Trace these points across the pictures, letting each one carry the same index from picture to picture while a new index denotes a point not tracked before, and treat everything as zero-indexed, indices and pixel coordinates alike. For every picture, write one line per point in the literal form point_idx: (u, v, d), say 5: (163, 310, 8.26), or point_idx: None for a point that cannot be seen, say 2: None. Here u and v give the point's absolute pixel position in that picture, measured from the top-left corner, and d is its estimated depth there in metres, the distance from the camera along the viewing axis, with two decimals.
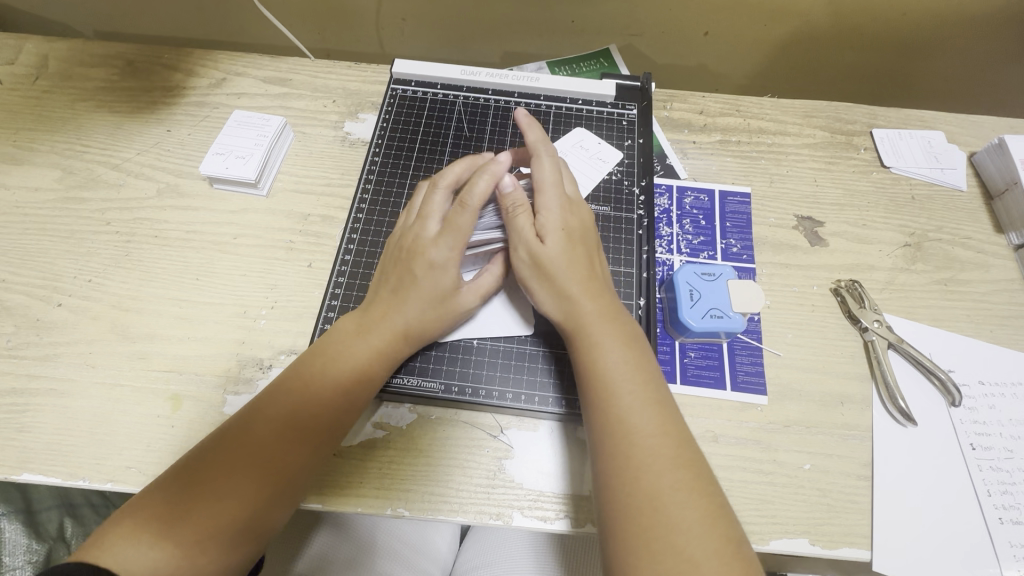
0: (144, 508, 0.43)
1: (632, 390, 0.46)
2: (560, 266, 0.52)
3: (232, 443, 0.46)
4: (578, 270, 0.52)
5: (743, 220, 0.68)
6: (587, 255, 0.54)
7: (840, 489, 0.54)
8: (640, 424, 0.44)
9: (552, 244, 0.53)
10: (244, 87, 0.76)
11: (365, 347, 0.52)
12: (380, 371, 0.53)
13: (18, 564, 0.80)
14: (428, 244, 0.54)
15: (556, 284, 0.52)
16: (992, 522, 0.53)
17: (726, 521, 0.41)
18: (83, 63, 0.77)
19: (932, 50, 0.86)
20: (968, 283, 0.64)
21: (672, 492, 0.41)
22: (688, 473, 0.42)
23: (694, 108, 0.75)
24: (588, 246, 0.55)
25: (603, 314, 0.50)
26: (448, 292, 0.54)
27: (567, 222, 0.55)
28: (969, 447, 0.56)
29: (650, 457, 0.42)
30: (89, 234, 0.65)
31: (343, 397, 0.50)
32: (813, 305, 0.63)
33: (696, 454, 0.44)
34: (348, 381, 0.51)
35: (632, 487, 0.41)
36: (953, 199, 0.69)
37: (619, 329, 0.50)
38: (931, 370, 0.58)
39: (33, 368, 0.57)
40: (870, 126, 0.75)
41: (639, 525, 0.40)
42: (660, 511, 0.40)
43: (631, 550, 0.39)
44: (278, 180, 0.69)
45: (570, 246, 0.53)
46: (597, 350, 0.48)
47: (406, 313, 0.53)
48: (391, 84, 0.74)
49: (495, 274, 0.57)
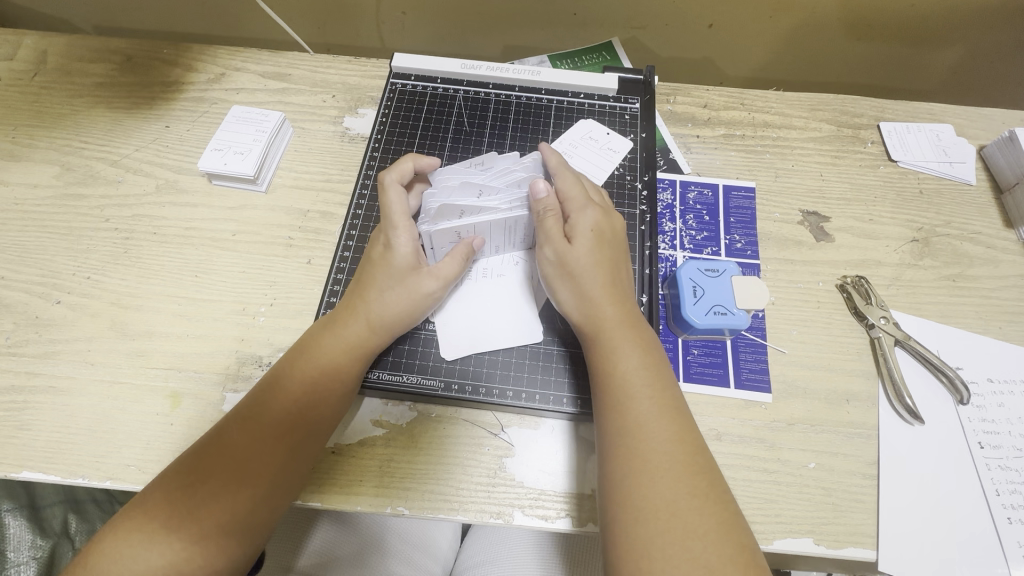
0: (133, 519, 0.43)
1: (648, 396, 0.45)
2: (587, 266, 0.52)
3: (207, 449, 0.46)
4: (602, 271, 0.52)
5: (747, 215, 0.67)
6: (613, 259, 0.53)
7: (845, 488, 0.53)
8: (655, 428, 0.43)
9: (580, 244, 0.52)
10: (243, 82, 0.75)
11: (337, 337, 0.52)
12: (354, 364, 0.52)
13: (24, 559, 0.81)
14: (385, 231, 0.56)
15: (582, 284, 0.51)
16: (1000, 522, 0.52)
17: (739, 529, 0.40)
18: (81, 59, 0.76)
19: (942, 42, 0.85)
20: (977, 279, 0.63)
21: (687, 500, 0.40)
22: (704, 480, 0.41)
23: (698, 102, 0.74)
24: (617, 251, 0.54)
25: (629, 317, 0.50)
26: (412, 275, 0.54)
27: (599, 223, 0.54)
28: (977, 445, 0.55)
29: (666, 462, 0.42)
30: (89, 231, 0.65)
31: (317, 391, 0.50)
32: (819, 302, 0.62)
33: (710, 462, 0.43)
34: (313, 374, 0.50)
35: (647, 491, 0.41)
36: (962, 193, 0.68)
37: (637, 333, 0.49)
38: (939, 368, 0.57)
39: (32, 366, 0.57)
40: (877, 120, 0.73)
41: (655, 530, 0.39)
42: (677, 516, 0.39)
43: (642, 554, 0.39)
44: (277, 176, 0.68)
45: (600, 248, 0.53)
46: (614, 352, 0.48)
47: (375, 300, 0.53)
48: (391, 78, 0.73)
49: (456, 260, 0.55)
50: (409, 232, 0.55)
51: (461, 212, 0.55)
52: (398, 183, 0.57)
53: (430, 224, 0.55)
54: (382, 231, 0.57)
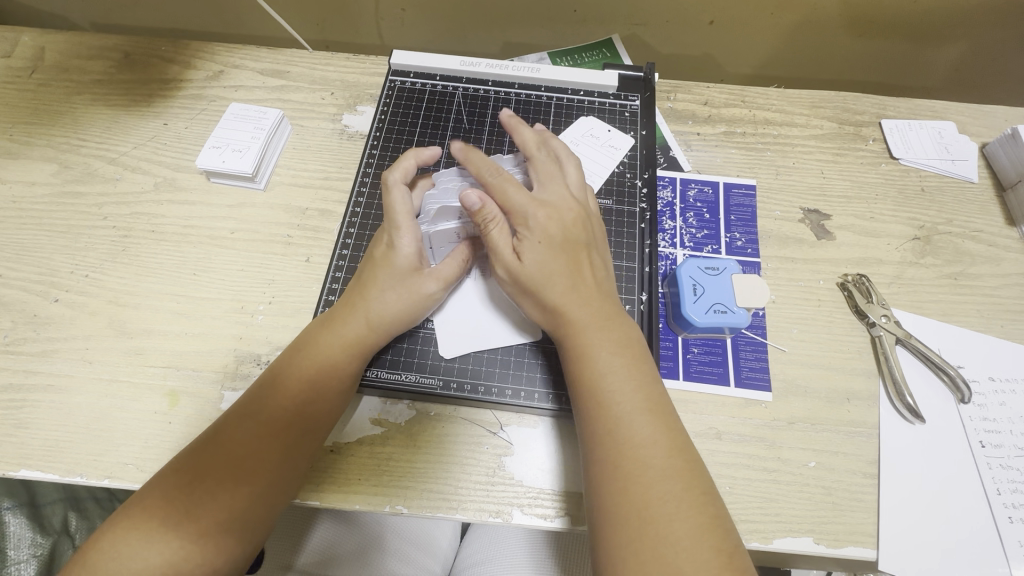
0: (131, 517, 0.43)
1: (626, 396, 0.45)
2: (541, 279, 0.49)
3: (206, 447, 0.46)
4: (559, 279, 0.49)
5: (748, 213, 0.66)
6: (569, 262, 0.50)
7: (846, 487, 0.53)
8: (634, 430, 0.43)
9: (529, 256, 0.50)
10: (241, 79, 0.75)
11: (336, 336, 0.52)
12: (353, 362, 0.52)
13: (23, 558, 0.81)
14: (386, 229, 0.56)
15: (540, 297, 0.50)
16: (1001, 521, 0.52)
17: (721, 530, 0.39)
18: (79, 56, 0.76)
19: (944, 39, 0.84)
20: (978, 277, 0.63)
21: (663, 502, 0.40)
22: (683, 481, 0.41)
23: (699, 99, 0.74)
24: (573, 249, 0.51)
25: (592, 324, 0.48)
26: (413, 274, 0.54)
27: (545, 227, 0.51)
28: (978, 444, 0.55)
29: (642, 465, 0.41)
30: (87, 229, 0.65)
31: (317, 390, 0.50)
32: (820, 300, 0.62)
33: (692, 461, 0.42)
34: (313, 373, 0.50)
35: (622, 494, 0.41)
36: (964, 191, 0.68)
37: (609, 334, 0.48)
38: (941, 367, 0.56)
39: (30, 364, 0.57)
40: (879, 117, 0.73)
41: (629, 533, 0.39)
42: (651, 520, 0.39)
43: (616, 556, 0.39)
44: (275, 174, 0.68)
45: (552, 254, 0.50)
46: (587, 354, 0.47)
47: (375, 299, 0.53)
48: (390, 75, 0.73)
49: (457, 261, 0.55)
50: (412, 230, 0.55)
51: (459, 213, 0.56)
52: (402, 183, 0.57)
53: (430, 225, 0.57)
54: (384, 229, 0.56)
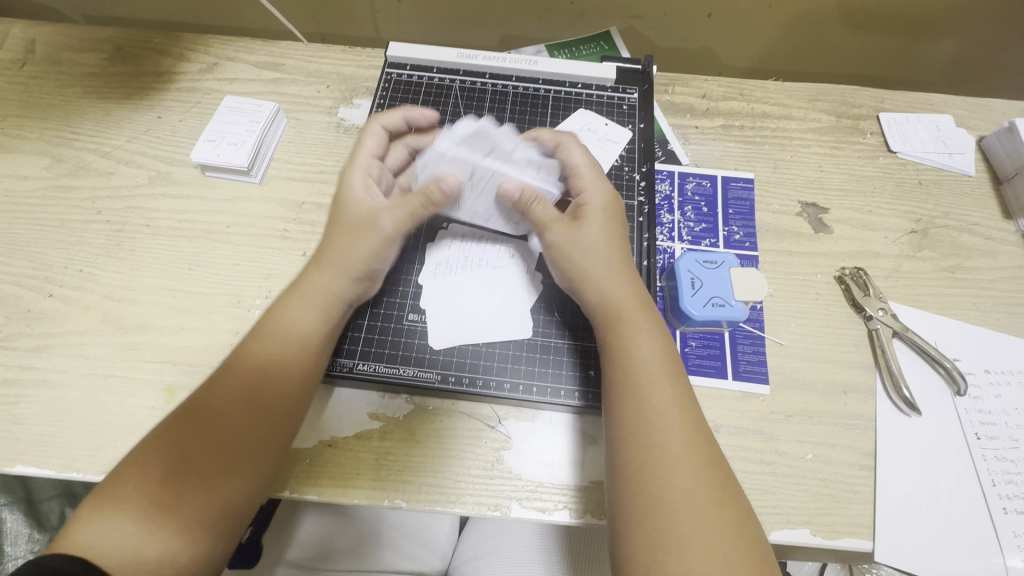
0: (111, 491, 0.41)
1: (664, 386, 0.44)
2: (598, 248, 0.52)
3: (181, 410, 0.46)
4: (614, 249, 0.52)
5: (745, 206, 0.66)
6: (621, 239, 0.54)
7: (843, 480, 0.53)
8: (672, 420, 0.43)
9: (590, 226, 0.53)
10: (235, 72, 0.74)
11: (295, 285, 0.52)
12: (306, 305, 0.51)
13: (20, 553, 0.82)
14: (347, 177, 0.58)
15: (593, 261, 0.51)
16: (996, 512, 0.52)
17: (752, 523, 0.40)
18: (70, 49, 0.75)
19: (939, 33, 0.84)
20: (974, 270, 0.63)
21: (706, 493, 0.40)
22: (720, 473, 0.41)
23: (697, 93, 0.74)
24: (624, 233, 0.55)
25: (634, 308, 0.49)
26: (363, 214, 0.54)
27: (605, 205, 0.55)
28: (974, 436, 0.55)
29: (686, 455, 0.41)
30: (80, 224, 0.64)
31: (272, 336, 0.49)
32: (817, 293, 0.62)
33: (721, 453, 0.43)
34: (268, 318, 0.50)
35: (668, 482, 0.40)
36: (960, 183, 0.68)
37: (652, 322, 0.49)
38: (936, 359, 0.57)
39: (25, 359, 0.56)
40: (876, 110, 0.73)
41: (675, 520, 0.39)
42: (696, 508, 0.39)
43: (660, 543, 0.38)
44: (271, 167, 0.67)
45: (609, 228, 0.54)
46: (629, 340, 0.47)
47: (329, 244, 0.53)
48: (386, 68, 0.72)
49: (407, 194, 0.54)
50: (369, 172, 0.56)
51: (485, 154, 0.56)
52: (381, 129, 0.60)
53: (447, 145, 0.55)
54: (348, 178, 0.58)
